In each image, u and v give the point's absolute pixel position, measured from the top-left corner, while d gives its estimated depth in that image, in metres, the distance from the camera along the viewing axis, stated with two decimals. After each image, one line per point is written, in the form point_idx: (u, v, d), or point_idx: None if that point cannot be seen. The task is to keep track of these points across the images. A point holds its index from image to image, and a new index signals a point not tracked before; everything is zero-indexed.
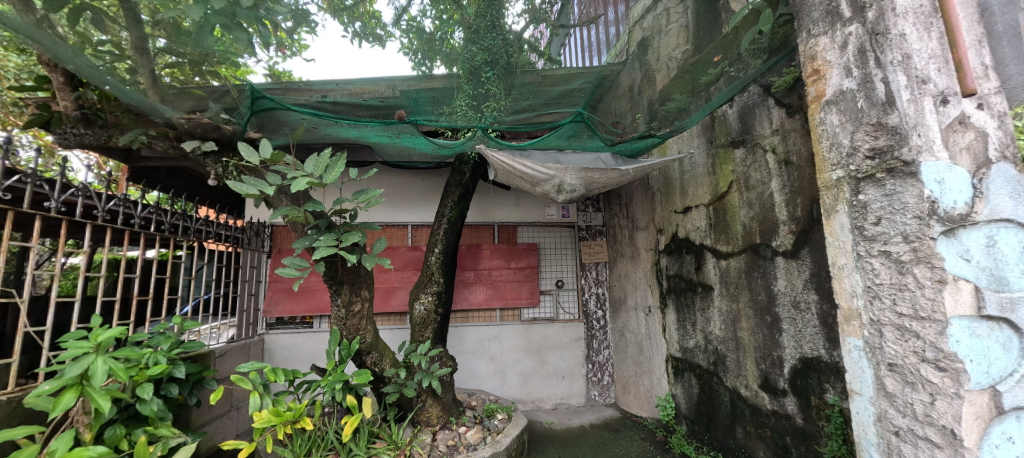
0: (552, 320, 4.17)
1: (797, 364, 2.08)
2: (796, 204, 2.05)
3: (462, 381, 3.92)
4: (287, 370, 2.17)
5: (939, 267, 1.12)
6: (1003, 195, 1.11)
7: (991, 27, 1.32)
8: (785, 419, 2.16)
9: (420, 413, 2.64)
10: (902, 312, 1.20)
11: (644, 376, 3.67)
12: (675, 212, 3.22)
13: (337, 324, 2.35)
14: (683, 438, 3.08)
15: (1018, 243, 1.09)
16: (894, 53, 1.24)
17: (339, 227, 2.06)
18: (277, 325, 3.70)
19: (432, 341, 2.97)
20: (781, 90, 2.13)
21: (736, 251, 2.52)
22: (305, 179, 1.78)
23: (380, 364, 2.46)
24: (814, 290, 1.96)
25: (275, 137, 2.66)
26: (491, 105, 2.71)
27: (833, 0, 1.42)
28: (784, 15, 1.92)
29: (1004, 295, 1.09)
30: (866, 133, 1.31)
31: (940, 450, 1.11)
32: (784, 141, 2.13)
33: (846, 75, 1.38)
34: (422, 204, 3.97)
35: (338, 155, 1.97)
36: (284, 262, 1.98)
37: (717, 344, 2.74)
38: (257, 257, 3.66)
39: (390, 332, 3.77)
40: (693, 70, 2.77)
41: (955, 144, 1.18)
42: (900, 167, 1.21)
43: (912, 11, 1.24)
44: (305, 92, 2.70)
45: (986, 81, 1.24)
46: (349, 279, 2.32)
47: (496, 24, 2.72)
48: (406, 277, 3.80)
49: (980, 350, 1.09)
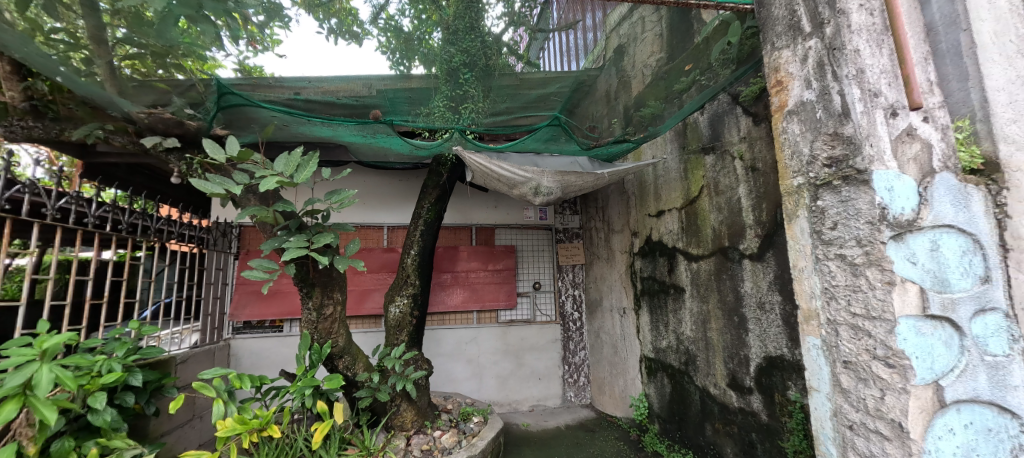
0: (529, 321, 4.18)
1: (762, 362, 2.16)
2: (762, 209, 2.13)
3: (438, 384, 3.88)
4: (254, 376, 2.08)
5: (889, 270, 1.19)
6: (946, 202, 1.23)
7: (936, 45, 1.41)
8: (751, 416, 2.24)
9: (394, 418, 2.60)
10: (856, 312, 1.26)
11: (619, 376, 3.73)
12: (649, 216, 3.29)
13: (308, 327, 2.27)
14: (656, 436, 3.16)
15: (954, 247, 1.22)
16: (850, 68, 1.31)
17: (311, 228, 2.01)
18: (245, 329, 3.57)
19: (407, 344, 2.92)
20: (748, 99, 2.22)
21: (706, 254, 2.60)
22: (274, 178, 1.71)
23: (352, 368, 2.41)
24: (778, 292, 2.05)
25: (245, 135, 2.58)
26: (469, 106, 2.69)
27: (795, 15, 1.49)
28: (751, 27, 2.01)
29: (946, 295, 1.20)
30: (824, 142, 1.37)
31: (889, 443, 1.18)
32: (750, 148, 2.21)
33: (806, 86, 1.44)
34: (398, 205, 3.92)
35: (311, 154, 1.92)
36: (251, 265, 1.90)
37: (688, 344, 2.81)
38: (224, 259, 3.51)
39: (364, 335, 3.70)
40: (667, 77, 2.86)
41: (903, 155, 1.27)
42: (854, 175, 1.28)
43: (865, 28, 1.34)
44: (276, 89, 2.61)
45: (931, 96, 1.34)
46: (322, 281, 2.25)
47: (474, 26, 2.68)
48: (382, 279, 3.74)
49: (925, 347, 1.17)
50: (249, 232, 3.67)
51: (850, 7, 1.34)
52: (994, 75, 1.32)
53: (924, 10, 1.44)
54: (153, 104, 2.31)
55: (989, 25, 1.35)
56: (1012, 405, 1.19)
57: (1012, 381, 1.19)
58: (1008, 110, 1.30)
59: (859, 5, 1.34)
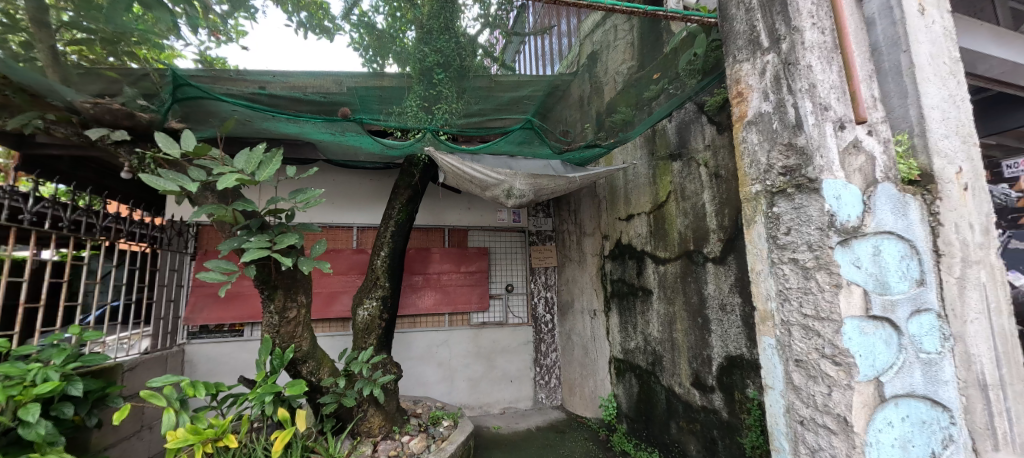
0: (501, 324, 4.18)
1: (723, 362, 2.25)
2: (724, 214, 2.22)
3: (408, 388, 3.80)
4: (210, 383, 1.97)
5: (836, 273, 1.27)
6: (886, 211, 1.32)
7: (880, 64, 1.52)
8: (713, 414, 2.32)
9: (360, 424, 2.53)
10: (807, 313, 1.34)
11: (589, 377, 3.78)
12: (619, 220, 3.36)
13: (269, 331, 2.18)
14: (624, 436, 3.23)
15: (892, 252, 1.31)
16: (803, 82, 1.39)
17: (274, 228, 1.93)
18: (202, 334, 3.40)
19: (376, 347, 2.86)
20: (713, 109, 2.30)
21: (673, 257, 2.68)
22: (234, 175, 1.63)
23: (316, 373, 2.32)
24: (738, 294, 2.13)
25: (201, 129, 2.45)
26: (442, 107, 2.67)
27: (754, 30, 1.56)
28: (715, 40, 2.09)
29: (887, 297, 1.29)
30: (779, 152, 1.45)
31: (835, 436, 1.25)
32: (714, 155, 2.30)
33: (764, 98, 1.52)
34: (368, 205, 3.83)
35: (273, 151, 1.84)
36: (207, 266, 1.79)
37: (655, 345, 2.89)
38: (179, 259, 3.33)
39: (331, 339, 3.59)
40: (637, 85, 2.94)
41: (849, 165, 1.36)
42: (806, 183, 1.36)
43: (817, 45, 1.42)
44: (239, 82, 2.50)
45: (874, 111, 1.44)
46: (285, 283, 2.16)
47: (449, 26, 2.64)
48: (350, 281, 3.64)
49: (867, 346, 1.26)
50: (207, 231, 3.49)
51: (804, 25, 1.43)
52: (929, 94, 1.43)
53: (869, 31, 1.55)
54: (101, 93, 2.16)
55: (925, 47, 1.47)
56: (944, 398, 1.29)
57: (944, 376, 1.30)
58: (940, 126, 1.42)
59: (812, 23, 1.43)
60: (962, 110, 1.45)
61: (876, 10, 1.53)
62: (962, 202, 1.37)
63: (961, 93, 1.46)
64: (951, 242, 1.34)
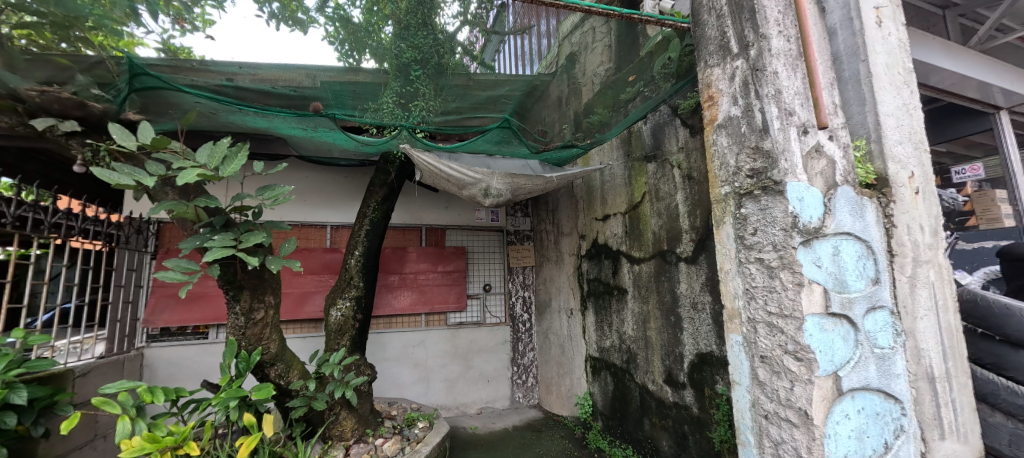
0: (478, 324, 4.16)
1: (694, 359, 2.31)
2: (696, 215, 2.27)
3: (383, 390, 3.73)
4: (170, 388, 1.87)
5: (799, 272, 1.32)
6: (845, 212, 1.38)
7: (840, 73, 1.59)
8: (684, 410, 2.38)
9: (332, 428, 2.47)
10: (771, 311, 1.38)
11: (565, 376, 3.81)
12: (595, 220, 3.40)
13: (234, 334, 2.09)
14: (598, 433, 3.28)
15: (850, 252, 1.37)
16: (770, 88, 1.44)
17: (240, 226, 1.85)
18: (162, 337, 3.24)
19: (349, 349, 2.79)
20: (686, 112, 2.34)
21: (647, 256, 2.74)
22: (195, 170, 1.55)
23: (286, 376, 2.25)
24: (708, 293, 2.18)
25: (161, 121, 2.34)
26: (419, 104, 2.59)
27: (724, 37, 1.61)
28: (689, 45, 2.13)
29: (845, 295, 1.35)
30: (747, 155, 1.50)
31: (797, 429, 1.30)
32: (687, 157, 2.35)
33: (733, 103, 1.56)
34: (343, 204, 3.74)
35: (238, 145, 1.77)
36: (165, 266, 1.69)
37: (630, 343, 2.94)
38: (138, 258, 3.16)
39: (302, 341, 3.49)
40: (613, 87, 2.98)
41: (812, 169, 1.42)
42: (771, 185, 1.40)
43: (783, 52, 1.48)
44: (204, 73, 2.41)
45: (835, 117, 1.50)
46: (252, 283, 2.08)
47: (426, 22, 2.65)
48: (323, 281, 3.55)
49: (827, 343, 1.31)
50: (169, 229, 3.34)
51: (771, 33, 1.48)
52: (885, 102, 1.50)
53: (831, 40, 1.62)
54: (49, 81, 2.02)
55: (882, 57, 1.54)
56: (895, 391, 1.36)
57: (896, 370, 1.37)
58: (895, 133, 1.49)
59: (778, 31, 1.49)
60: (914, 118, 1.52)
61: (837, 21, 1.60)
62: (914, 205, 1.45)
63: (914, 102, 1.54)
64: (903, 243, 1.42)
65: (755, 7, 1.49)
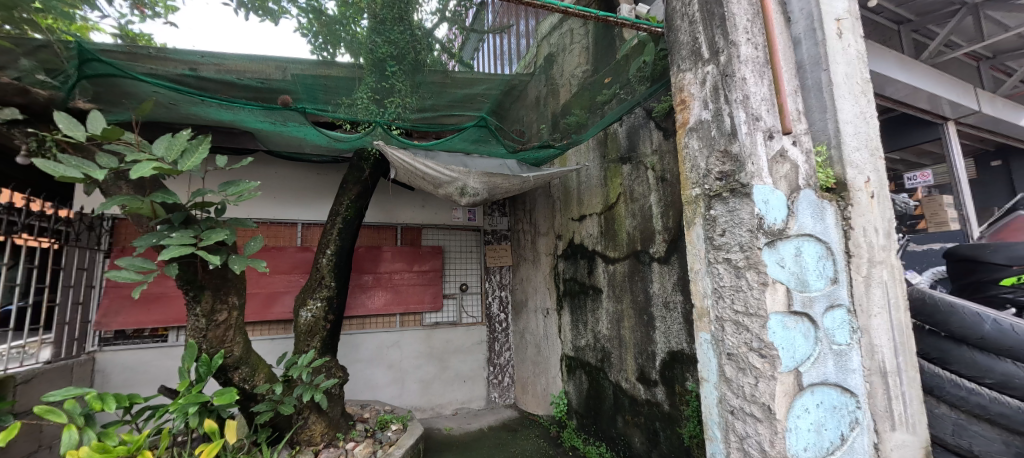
0: (454, 324, 4.13)
1: (666, 357, 2.36)
2: (668, 216, 2.32)
3: (355, 392, 3.64)
4: (122, 394, 1.75)
5: (763, 272, 1.36)
6: (807, 215, 1.44)
7: (804, 81, 1.65)
8: (656, 406, 2.43)
9: (300, 432, 2.39)
10: (738, 310, 1.43)
11: (541, 375, 3.83)
12: (572, 220, 3.43)
13: (195, 336, 1.98)
14: (573, 431, 3.31)
15: (811, 252, 1.43)
16: (738, 93, 1.48)
17: (201, 223, 1.77)
18: (116, 340, 3.06)
19: (319, 351, 2.70)
20: (660, 115, 2.38)
21: (622, 256, 2.78)
22: (151, 163, 1.45)
23: (251, 380, 2.16)
24: (680, 292, 2.23)
25: (115, 111, 2.22)
26: (395, 100, 2.55)
27: (696, 42, 1.65)
28: (662, 50, 2.16)
29: (806, 293, 1.40)
30: (717, 158, 1.54)
31: (761, 423, 1.34)
32: (661, 160, 2.39)
33: (703, 107, 1.61)
34: (314, 201, 3.64)
35: (200, 138, 1.68)
36: (117, 265, 1.58)
37: (604, 342, 2.98)
38: (89, 257, 2.97)
39: (270, 343, 3.37)
40: (590, 88, 3.00)
41: (776, 173, 1.47)
42: (739, 188, 1.45)
43: (751, 60, 1.52)
44: (164, 62, 2.23)
45: (799, 123, 1.56)
46: (214, 283, 1.99)
47: (403, 18, 2.61)
48: (292, 281, 3.44)
49: (789, 340, 1.36)
50: (124, 226, 3.16)
51: (740, 40, 1.52)
52: (844, 110, 1.58)
53: (796, 50, 1.68)
54: None
55: (842, 67, 1.61)
56: (851, 385, 1.43)
57: (852, 365, 1.43)
58: (853, 140, 1.57)
59: (746, 39, 1.53)
60: (871, 126, 1.60)
61: (802, 31, 1.67)
62: (870, 208, 1.53)
63: (870, 111, 1.61)
64: (859, 244, 1.49)
65: (725, 14, 1.54)
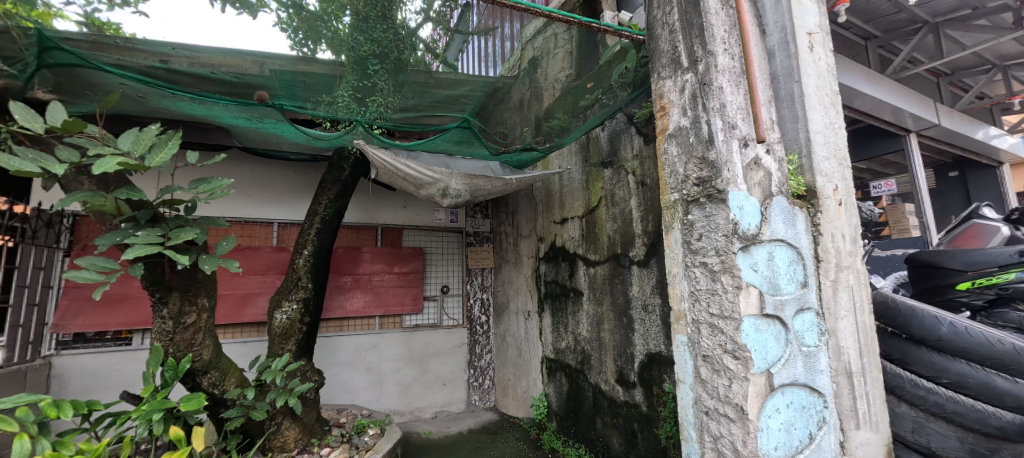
0: (434, 326, 4.09)
1: (644, 359, 2.39)
2: (648, 220, 2.36)
3: (332, 396, 3.55)
4: (80, 401, 1.65)
5: (738, 276, 1.40)
6: (779, 221, 1.49)
7: (777, 91, 1.71)
8: (634, 408, 2.46)
9: (273, 438, 2.32)
10: (713, 313, 1.46)
11: (521, 377, 3.83)
12: (554, 223, 3.45)
13: (160, 340, 1.90)
14: (553, 433, 3.32)
15: (782, 257, 1.48)
16: (715, 102, 1.52)
17: (169, 222, 1.69)
18: (75, 344, 2.91)
19: (295, 354, 2.63)
20: (641, 121, 2.42)
21: (602, 259, 2.81)
22: (116, 158, 1.39)
23: (220, 384, 2.08)
24: (658, 295, 2.27)
25: (78, 102, 2.12)
26: (376, 99, 2.50)
27: (675, 51, 1.69)
28: (644, 57, 2.19)
29: (778, 297, 1.45)
30: (695, 165, 1.57)
31: (734, 424, 1.37)
32: (641, 165, 2.43)
33: (682, 114, 1.64)
34: (291, 200, 3.55)
35: (169, 133, 1.62)
36: (77, 265, 1.49)
37: (585, 344, 3.00)
38: (47, 256, 2.82)
39: (242, 346, 3.26)
40: (573, 93, 3.03)
41: (751, 179, 1.51)
42: (715, 194, 1.48)
43: (727, 69, 1.57)
44: (133, 52, 2.10)
45: (772, 132, 1.62)
46: (182, 284, 1.92)
47: (386, 15, 2.56)
48: (267, 282, 3.34)
49: (761, 342, 1.40)
50: (85, 224, 3.00)
51: (717, 50, 1.56)
52: (815, 120, 1.64)
53: (770, 62, 1.74)
54: None
55: (813, 80, 1.67)
56: (819, 385, 1.48)
57: (819, 366, 1.49)
58: (823, 149, 1.63)
59: (723, 49, 1.58)
60: (839, 136, 1.67)
61: (776, 43, 1.72)
62: (838, 214, 1.59)
63: (839, 122, 1.68)
64: (828, 249, 1.55)
65: (704, 25, 1.57)
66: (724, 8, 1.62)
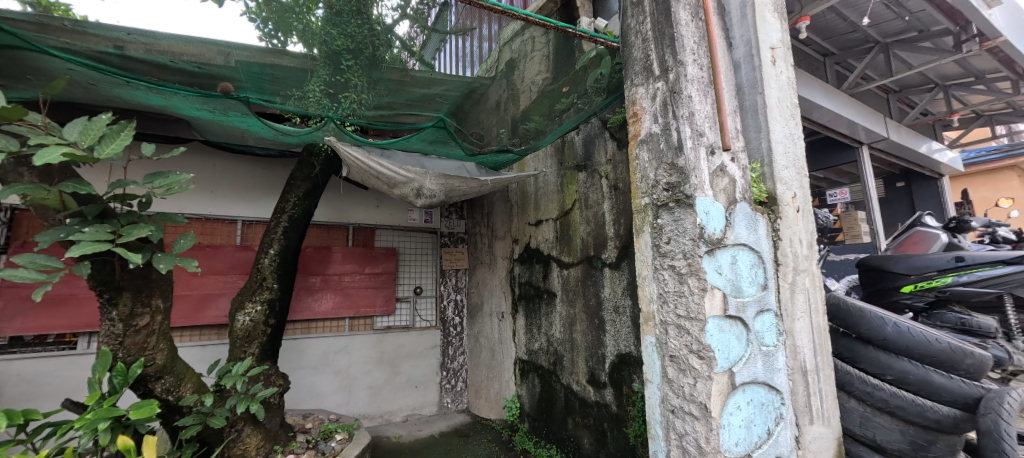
0: (407, 328, 4.02)
1: (615, 359, 2.43)
2: (620, 223, 2.41)
3: (298, 401, 3.43)
4: (14, 410, 1.52)
5: (703, 278, 1.45)
6: (742, 226, 1.56)
7: (742, 102, 1.78)
8: (605, 408, 2.50)
9: (232, 446, 2.21)
10: (680, 314, 1.51)
11: (494, 379, 3.82)
12: (528, 224, 3.47)
13: (109, 344, 1.78)
14: (525, 434, 3.32)
15: (744, 261, 1.55)
16: (685, 110, 1.58)
17: (120, 217, 1.59)
18: (11, 348, 2.69)
19: (258, 357, 2.53)
20: (614, 126, 2.47)
21: (575, 261, 2.84)
22: (62, 149, 1.30)
23: (175, 390, 1.97)
24: (629, 297, 2.32)
25: (18, 88, 1.96)
26: (349, 96, 2.46)
27: (648, 59, 1.74)
28: (618, 64, 2.25)
29: (740, 299, 1.51)
30: (665, 170, 1.62)
31: (698, 421, 1.42)
32: (614, 169, 2.48)
33: (654, 121, 1.69)
34: (257, 197, 3.42)
35: (123, 123, 1.51)
36: (14, 263, 1.38)
37: (557, 345, 3.02)
38: None
39: (201, 350, 3.11)
40: (549, 97, 3.06)
41: (717, 186, 1.57)
42: (683, 199, 1.53)
43: (696, 79, 1.62)
44: (84, 37, 1.95)
45: (737, 141, 1.68)
46: (135, 284, 1.82)
47: (362, 11, 2.46)
48: (230, 282, 3.20)
49: (724, 343, 1.46)
50: (26, 218, 2.79)
51: (687, 60, 1.62)
52: (776, 131, 1.72)
53: (736, 74, 1.81)
54: None
55: (775, 92, 1.75)
56: (777, 383, 1.55)
57: (777, 365, 1.56)
58: (783, 159, 1.71)
59: (693, 60, 1.63)
60: (798, 147, 1.76)
61: (741, 56, 1.80)
62: (796, 221, 1.67)
63: (798, 133, 1.77)
64: (786, 254, 1.63)
65: (675, 35, 1.63)
66: (694, 21, 1.69)
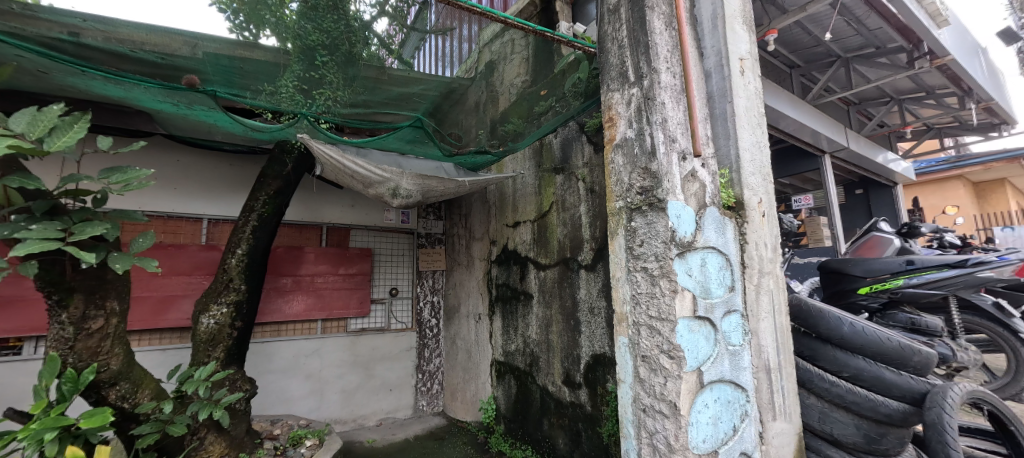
0: (382, 330, 3.96)
1: (590, 360, 2.46)
2: (596, 226, 2.44)
3: (266, 406, 3.32)
4: None
5: (674, 280, 1.49)
6: (711, 230, 1.61)
7: (713, 110, 1.85)
8: (579, 408, 2.53)
9: (193, 455, 2.11)
10: (652, 315, 1.54)
11: (470, 381, 3.81)
12: (506, 226, 3.48)
13: (57, 349, 1.67)
14: (500, 436, 3.32)
15: (713, 264, 1.60)
16: (658, 116, 1.62)
17: (72, 215, 1.50)
18: None
19: (222, 362, 2.42)
20: (591, 130, 2.51)
21: (552, 263, 2.87)
22: (9, 139, 1.20)
23: (132, 397, 1.86)
24: (603, 298, 2.36)
25: None
26: (324, 93, 2.39)
27: (624, 65, 1.77)
28: (595, 69, 2.28)
29: (708, 300, 1.56)
30: (639, 175, 1.65)
31: (668, 419, 1.46)
32: (591, 172, 2.52)
33: (628, 126, 1.72)
34: (224, 195, 3.29)
35: (76, 115, 1.43)
36: None
37: (534, 346, 3.04)
38: None
39: (161, 354, 2.96)
40: (528, 99, 3.08)
41: (688, 190, 1.62)
42: (656, 203, 1.57)
43: (669, 87, 1.67)
44: (34, 21, 1.83)
45: (707, 148, 1.74)
46: (87, 286, 1.72)
47: (338, 6, 2.38)
48: (194, 283, 3.07)
49: (693, 343, 1.50)
50: None
51: (660, 68, 1.66)
52: (744, 139, 1.79)
53: (707, 82, 1.87)
54: None
55: (743, 101, 1.82)
56: (742, 381, 1.61)
57: (743, 364, 1.62)
58: (750, 166, 1.78)
59: (666, 68, 1.68)
60: (763, 154, 1.83)
61: (712, 66, 1.86)
62: (761, 225, 1.75)
63: (763, 141, 1.85)
64: (752, 257, 1.70)
65: (649, 43, 1.67)
66: (667, 30, 1.74)
